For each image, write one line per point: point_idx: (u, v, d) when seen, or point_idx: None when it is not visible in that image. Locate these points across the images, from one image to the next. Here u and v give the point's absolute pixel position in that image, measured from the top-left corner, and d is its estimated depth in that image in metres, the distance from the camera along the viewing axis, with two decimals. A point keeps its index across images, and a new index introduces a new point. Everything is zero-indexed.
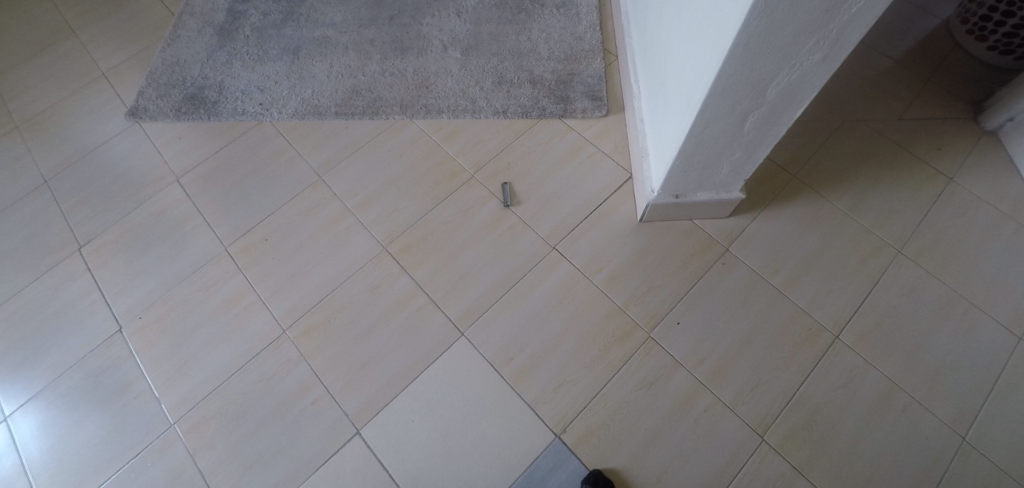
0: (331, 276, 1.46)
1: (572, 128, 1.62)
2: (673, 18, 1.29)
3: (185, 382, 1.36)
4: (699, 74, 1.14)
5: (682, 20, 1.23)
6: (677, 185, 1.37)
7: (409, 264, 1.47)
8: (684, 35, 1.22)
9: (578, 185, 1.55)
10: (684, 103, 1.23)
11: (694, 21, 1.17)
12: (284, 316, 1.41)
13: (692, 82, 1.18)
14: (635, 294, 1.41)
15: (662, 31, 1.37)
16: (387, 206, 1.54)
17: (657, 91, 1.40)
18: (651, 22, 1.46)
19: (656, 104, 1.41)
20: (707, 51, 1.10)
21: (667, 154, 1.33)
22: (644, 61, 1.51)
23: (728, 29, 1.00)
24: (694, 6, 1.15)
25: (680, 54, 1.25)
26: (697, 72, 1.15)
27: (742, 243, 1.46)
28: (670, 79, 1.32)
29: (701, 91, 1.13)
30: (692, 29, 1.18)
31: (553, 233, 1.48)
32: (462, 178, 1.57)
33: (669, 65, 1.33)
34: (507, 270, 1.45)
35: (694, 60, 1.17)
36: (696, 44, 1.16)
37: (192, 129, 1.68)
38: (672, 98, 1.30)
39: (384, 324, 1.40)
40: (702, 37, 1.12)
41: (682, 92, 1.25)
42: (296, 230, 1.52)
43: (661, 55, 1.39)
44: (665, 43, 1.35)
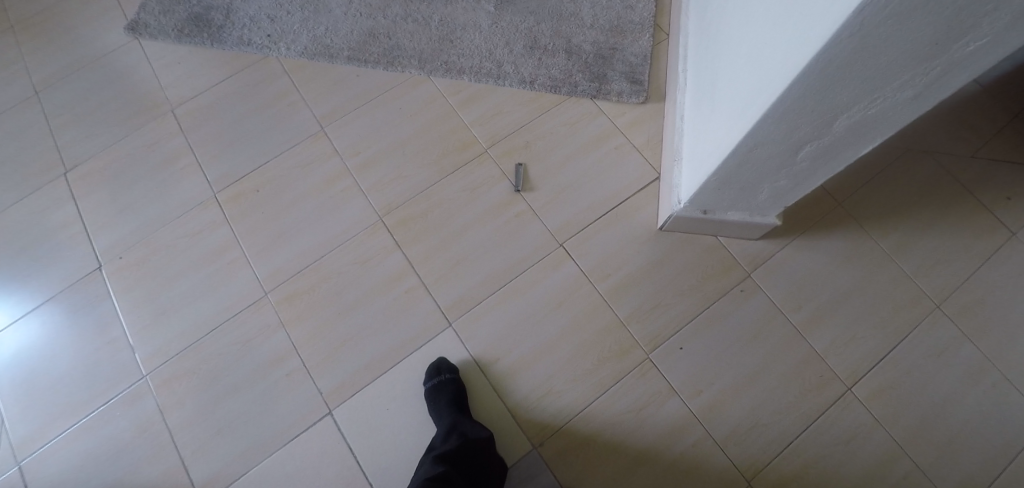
0: (320, 242, 1.36)
1: (603, 112, 1.47)
2: (740, 10, 1.09)
3: (160, 333, 1.32)
4: (757, 90, 0.95)
5: (749, 16, 1.03)
6: (707, 202, 1.22)
7: (404, 239, 1.36)
8: (748, 36, 1.02)
9: (599, 177, 1.41)
10: (733, 117, 1.04)
11: (762, 23, 0.97)
12: (267, 279, 1.34)
13: (745, 95, 1.00)
14: (640, 309, 1.30)
15: (724, 22, 1.17)
16: (389, 171, 1.42)
17: (707, 90, 1.22)
18: (713, 7, 1.25)
19: (701, 105, 1.23)
20: (771, 66, 0.91)
21: (703, 168, 1.17)
22: (699, 50, 1.31)
23: (802, 47, 0.81)
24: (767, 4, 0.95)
25: (738, 57, 1.06)
26: (755, 87, 0.96)
27: (768, 271, 1.34)
28: (722, 82, 1.13)
29: (754, 111, 0.95)
30: (758, 32, 0.98)
31: (563, 229, 1.36)
32: (475, 151, 1.43)
33: (724, 66, 1.13)
34: (508, 260, 1.34)
35: (754, 70, 0.98)
36: (760, 52, 0.96)
37: (194, 55, 1.56)
38: (720, 104, 1.12)
39: (369, 301, 1.32)
40: (768, 46, 0.93)
41: (732, 102, 1.07)
42: (291, 185, 1.41)
43: (717, 50, 1.19)
44: (725, 37, 1.15)
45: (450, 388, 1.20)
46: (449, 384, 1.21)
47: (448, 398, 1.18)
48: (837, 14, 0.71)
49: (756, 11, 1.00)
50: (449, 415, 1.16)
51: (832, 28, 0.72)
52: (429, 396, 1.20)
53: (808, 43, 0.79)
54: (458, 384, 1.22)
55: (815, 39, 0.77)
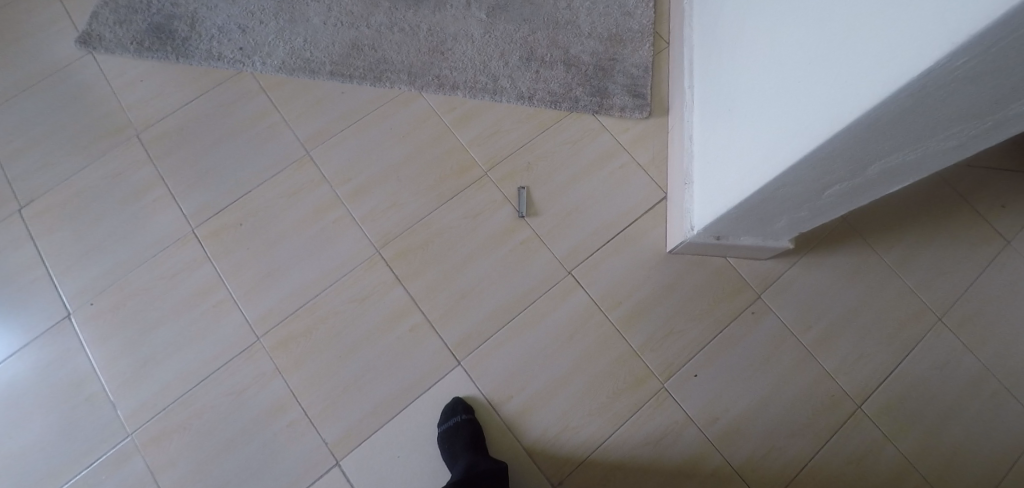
0: (313, 280, 1.29)
1: (606, 128, 1.41)
2: (758, 36, 1.04)
3: (144, 385, 1.24)
4: (787, 129, 0.91)
5: (771, 45, 0.98)
6: (722, 229, 1.18)
7: (404, 273, 1.29)
8: (772, 67, 0.97)
9: (605, 199, 1.35)
10: (757, 152, 1.00)
11: (790, 56, 0.92)
12: (257, 322, 1.27)
13: (771, 132, 0.96)
14: (653, 337, 1.27)
15: (739, 43, 1.11)
16: (383, 199, 1.34)
17: (720, 114, 1.17)
18: (724, 24, 1.19)
19: (714, 129, 1.18)
20: (804, 107, 0.86)
21: (718, 198, 1.13)
22: (707, 68, 1.26)
23: (846, 97, 0.76)
24: (796, 38, 0.90)
25: (761, 87, 1.01)
26: (785, 125, 0.92)
27: (778, 290, 1.31)
28: (740, 110, 1.08)
29: (785, 152, 0.90)
30: (784, 66, 0.93)
31: (570, 255, 1.31)
32: (474, 174, 1.36)
33: (742, 92, 1.08)
34: (516, 291, 1.29)
35: (781, 107, 0.93)
36: (789, 89, 0.91)
37: (158, 71, 1.42)
38: (739, 134, 1.07)
39: (369, 343, 1.25)
40: (800, 85, 0.88)
41: (753, 134, 1.02)
42: (277, 216, 1.33)
43: (731, 73, 1.14)
44: (740, 62, 1.10)
45: (465, 430, 1.15)
46: (464, 426, 1.16)
47: (464, 441, 1.14)
48: (898, 71, 0.66)
49: (780, 42, 0.95)
50: (465, 458, 1.11)
51: (890, 85, 0.68)
52: (444, 441, 1.15)
53: (856, 94, 0.74)
54: (473, 425, 1.17)
55: (865, 93, 0.72)
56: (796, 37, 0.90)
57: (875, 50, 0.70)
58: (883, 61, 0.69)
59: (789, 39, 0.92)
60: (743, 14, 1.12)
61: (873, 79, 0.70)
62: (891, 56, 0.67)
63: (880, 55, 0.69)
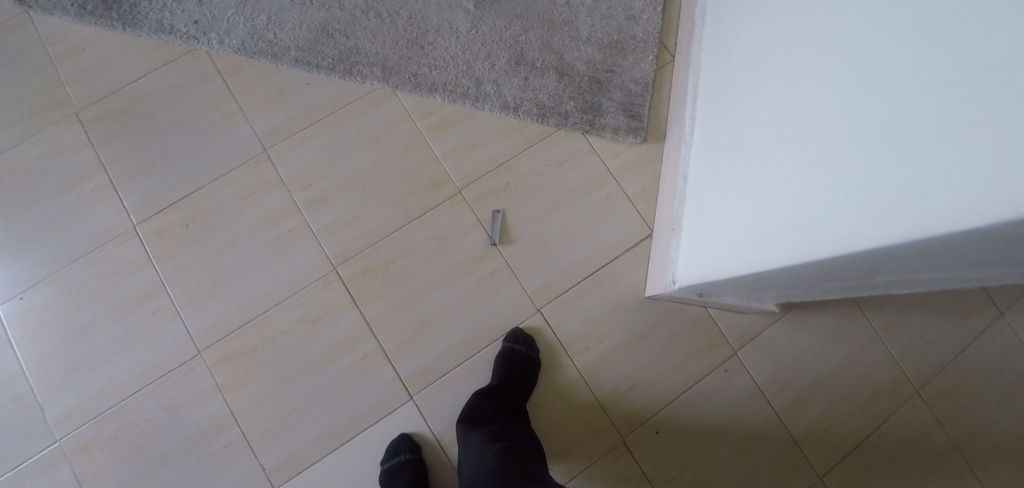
0: (263, 294, 1.19)
1: (596, 151, 1.27)
2: (769, 97, 0.91)
3: (75, 390, 1.16)
4: (784, 222, 0.80)
5: (782, 115, 0.86)
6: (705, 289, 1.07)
7: (361, 295, 1.19)
8: (778, 141, 0.86)
9: (586, 231, 1.24)
10: (748, 229, 0.89)
11: (799, 137, 0.80)
12: (199, 335, 1.17)
13: (766, 215, 0.85)
14: (619, 387, 1.19)
15: (747, 93, 0.98)
16: (343, 210, 1.22)
17: (717, 165, 1.05)
18: (735, 63, 1.05)
19: (709, 182, 1.06)
20: (806, 206, 0.75)
21: (704, 261, 1.02)
22: (711, 104, 1.12)
23: (855, 222, 0.65)
24: (807, 121, 0.78)
25: (761, 158, 0.89)
26: (782, 215, 0.81)
27: (755, 348, 1.23)
28: (738, 172, 0.97)
29: (776, 248, 0.80)
30: (791, 146, 0.81)
31: (541, 291, 1.21)
32: (446, 191, 1.24)
33: (742, 152, 0.97)
34: (479, 325, 1.20)
35: (781, 192, 0.82)
36: (792, 175, 0.80)
37: (102, 41, 1.28)
38: (732, 200, 0.96)
39: (318, 368, 1.17)
40: (805, 176, 0.77)
41: (746, 208, 0.91)
42: (229, 219, 1.22)
43: (734, 125, 1.01)
44: (746, 115, 0.97)
45: (408, 472, 1.10)
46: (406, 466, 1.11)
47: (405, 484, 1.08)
48: (918, 225, 0.56)
49: (791, 114, 0.83)
50: None
51: (907, 236, 0.58)
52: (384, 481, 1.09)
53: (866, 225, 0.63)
54: (417, 466, 1.11)
55: (875, 229, 0.62)
56: (809, 118, 0.78)
57: (897, 184, 0.59)
58: (903, 204, 0.58)
59: (801, 116, 0.80)
60: (755, 61, 0.98)
61: (887, 217, 0.60)
62: (913, 203, 0.57)
63: (901, 194, 0.59)
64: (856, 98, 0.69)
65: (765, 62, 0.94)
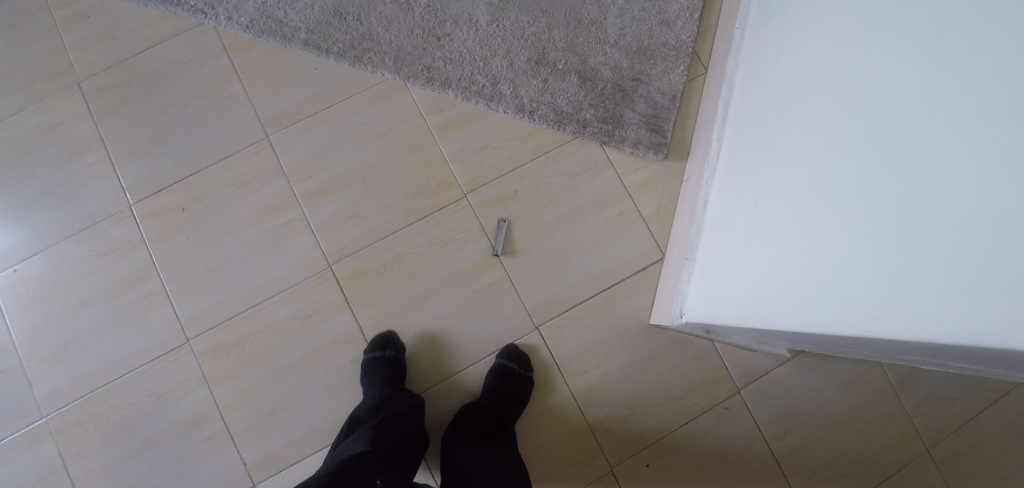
0: (256, 286, 1.15)
1: (612, 164, 1.20)
2: (796, 137, 0.84)
3: (63, 367, 1.14)
4: (779, 278, 0.80)
5: (808, 162, 0.79)
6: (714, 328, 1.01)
7: (354, 296, 1.14)
8: (801, 190, 0.79)
9: (593, 249, 1.17)
10: (762, 280, 0.84)
11: (819, 193, 0.75)
12: (189, 323, 1.15)
13: (783, 270, 0.79)
14: (614, 415, 1.14)
15: (785, 122, 0.89)
16: (343, 206, 1.17)
17: (738, 190, 0.99)
18: (767, 91, 0.98)
19: (726, 217, 1.00)
20: (806, 270, 0.74)
21: (715, 302, 0.96)
22: (747, 121, 1.02)
23: (840, 303, 0.67)
24: (834, 177, 0.72)
25: (782, 205, 0.83)
26: (781, 269, 0.80)
27: (759, 389, 1.17)
28: (755, 208, 0.91)
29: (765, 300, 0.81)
30: (815, 199, 0.75)
31: (541, 309, 1.15)
32: (451, 194, 1.18)
33: (764, 187, 0.90)
34: (474, 339, 1.14)
35: (802, 247, 0.76)
36: (814, 233, 0.74)
37: (110, 8, 1.24)
38: (748, 243, 0.90)
39: (305, 367, 1.12)
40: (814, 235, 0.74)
41: (761, 255, 0.86)
42: (225, 206, 1.18)
43: (758, 160, 0.95)
44: (777, 147, 0.89)
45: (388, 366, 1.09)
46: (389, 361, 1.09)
47: (383, 376, 1.07)
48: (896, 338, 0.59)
49: (819, 164, 0.76)
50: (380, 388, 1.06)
51: (864, 334, 0.63)
52: (365, 369, 1.09)
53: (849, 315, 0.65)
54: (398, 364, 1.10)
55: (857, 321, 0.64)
56: (837, 175, 0.72)
57: (889, 290, 0.60)
58: (883, 306, 0.60)
59: (830, 170, 0.73)
60: (785, 94, 0.91)
61: (862, 309, 0.63)
62: (894, 312, 0.59)
63: (887, 297, 0.60)
64: (895, 178, 0.61)
65: (813, 89, 0.83)
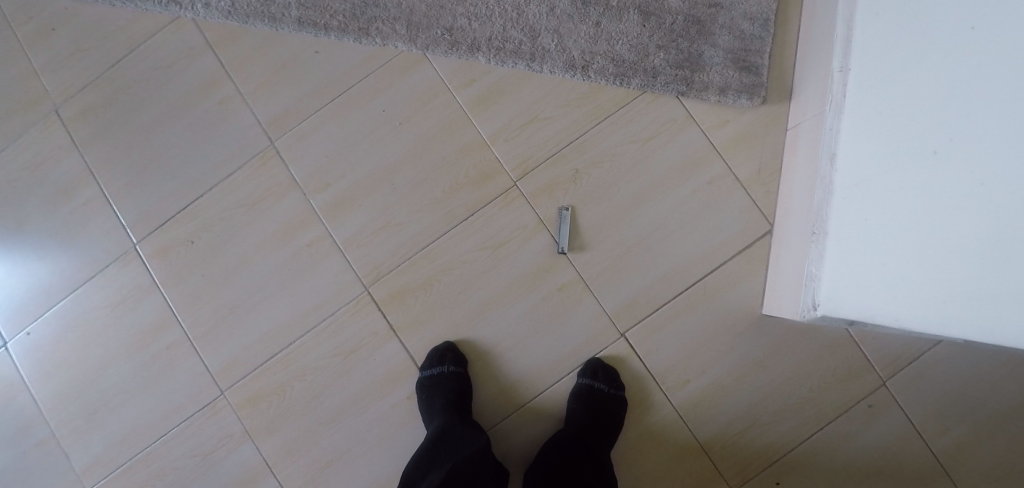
0: (288, 322, 0.99)
1: (693, 120, 0.96)
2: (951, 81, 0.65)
3: (98, 434, 1.02)
4: (839, 239, 0.78)
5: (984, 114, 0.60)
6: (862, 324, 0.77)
7: (401, 321, 0.96)
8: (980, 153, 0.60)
9: (681, 230, 0.95)
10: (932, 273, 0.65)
11: (962, 171, 0.62)
12: (221, 372, 1.00)
13: (972, 263, 0.60)
14: (729, 429, 0.93)
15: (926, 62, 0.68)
16: (372, 215, 0.98)
17: (858, 116, 0.79)
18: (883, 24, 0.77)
19: (841, 190, 0.79)
20: (908, 253, 0.67)
21: (852, 301, 0.75)
22: (901, 22, 0.73)
23: (902, 286, 0.68)
24: None
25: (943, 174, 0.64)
26: (850, 230, 0.77)
27: (910, 379, 0.94)
28: (864, 154, 0.76)
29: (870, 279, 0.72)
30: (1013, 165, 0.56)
31: (624, 311, 0.94)
32: (497, 184, 0.96)
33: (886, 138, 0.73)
34: (549, 357, 0.94)
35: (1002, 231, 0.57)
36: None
37: (74, 14, 1.05)
38: (885, 224, 0.71)
39: (357, 410, 0.96)
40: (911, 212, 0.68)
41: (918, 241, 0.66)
42: (239, 233, 1.01)
43: (881, 114, 0.74)
44: (909, 94, 0.70)
45: (448, 387, 0.91)
46: (449, 381, 0.91)
47: (443, 400, 0.90)
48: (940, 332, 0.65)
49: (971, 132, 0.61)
50: (439, 418, 0.89)
51: None
52: (422, 393, 0.92)
53: (880, 299, 0.71)
54: (461, 381, 0.92)
55: (876, 300, 0.71)
56: (998, 151, 0.58)
57: None
58: None
59: (988, 141, 0.59)
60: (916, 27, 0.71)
61: None
62: None
63: None
64: None
65: (994, 26, 0.60)
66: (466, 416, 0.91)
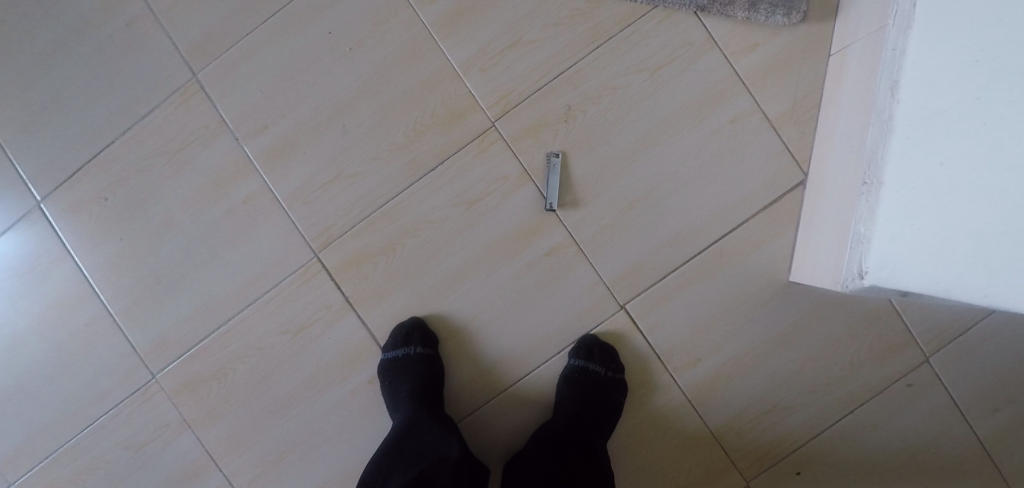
0: (225, 294, 0.83)
1: (714, 43, 0.77)
2: None
3: (15, 426, 0.86)
4: (896, 191, 0.62)
5: None
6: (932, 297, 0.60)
7: (359, 294, 0.80)
8: None
9: (696, 181, 0.78)
10: None
11: None
12: (151, 354, 0.84)
13: None
14: (745, 413, 0.80)
15: None
16: (319, 164, 0.80)
17: (931, 30, 0.61)
18: None
19: (911, 125, 0.61)
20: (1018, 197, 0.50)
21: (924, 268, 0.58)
22: None
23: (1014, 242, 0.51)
24: None
25: None
26: (912, 180, 0.60)
27: (956, 354, 0.80)
28: (938, 80, 0.59)
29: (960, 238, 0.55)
30: None
31: (625, 279, 0.78)
32: (472, 126, 0.78)
33: (975, 57, 0.55)
34: (535, 334, 0.79)
35: None
36: None
37: None
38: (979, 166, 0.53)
39: (312, 396, 0.82)
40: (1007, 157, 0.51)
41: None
42: (162, 187, 0.83)
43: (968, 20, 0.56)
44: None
45: (415, 373, 0.77)
46: (416, 366, 0.77)
47: (408, 389, 0.76)
48: None
49: None
50: (403, 410, 0.76)
51: None
52: (386, 378, 0.78)
53: (949, 268, 0.56)
54: (430, 366, 0.78)
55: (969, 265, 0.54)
56: None
57: None
58: None
59: None
60: None
61: None
62: None
63: None
64: None
65: None
66: (436, 406, 0.77)
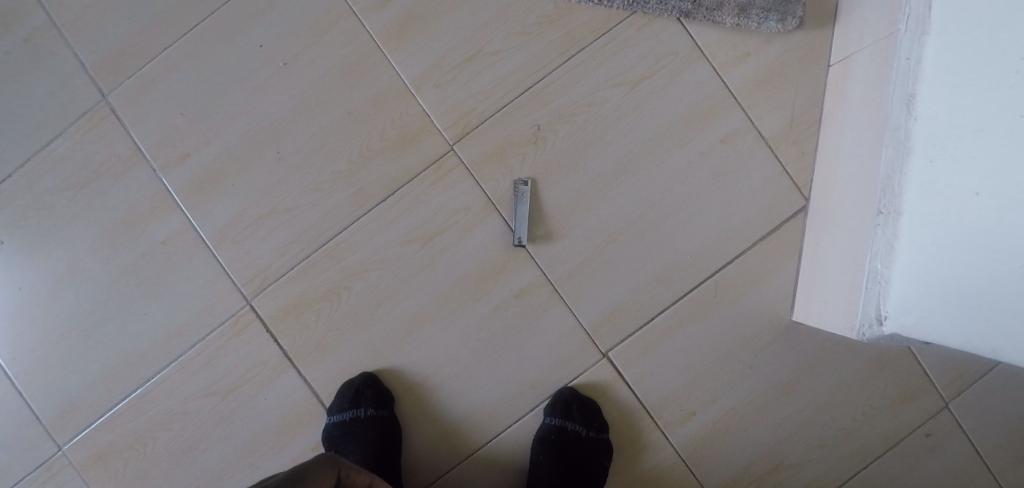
0: (144, 351, 0.71)
1: (701, 52, 0.68)
2: None
3: None
4: (918, 224, 0.53)
5: None
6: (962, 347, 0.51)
7: (301, 346, 0.69)
8: None
9: (686, 210, 0.68)
10: None
11: None
12: (55, 424, 0.71)
13: None
14: (748, 472, 0.70)
15: None
16: (251, 197, 0.69)
17: (953, 36, 0.52)
18: None
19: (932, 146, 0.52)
20: None
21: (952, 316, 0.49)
22: None
23: None
24: None
25: None
26: (934, 211, 0.51)
27: (980, 398, 0.70)
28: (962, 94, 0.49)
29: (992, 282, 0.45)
30: None
31: (607, 322, 0.68)
32: (427, 150, 0.68)
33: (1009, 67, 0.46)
34: (505, 389, 0.69)
35: None
36: None
37: None
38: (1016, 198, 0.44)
39: (247, 467, 0.70)
40: None
41: None
42: (66, 227, 0.70)
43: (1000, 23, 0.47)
44: None
45: (366, 438, 0.67)
46: (367, 430, 0.67)
47: (359, 457, 0.67)
48: None
49: None
50: None
51: None
52: (334, 444, 0.68)
53: (980, 319, 0.47)
54: (383, 428, 0.68)
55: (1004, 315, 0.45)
56: None
57: None
58: None
59: None
60: None
61: None
62: None
63: None
64: None
65: None
66: (390, 475, 0.67)
